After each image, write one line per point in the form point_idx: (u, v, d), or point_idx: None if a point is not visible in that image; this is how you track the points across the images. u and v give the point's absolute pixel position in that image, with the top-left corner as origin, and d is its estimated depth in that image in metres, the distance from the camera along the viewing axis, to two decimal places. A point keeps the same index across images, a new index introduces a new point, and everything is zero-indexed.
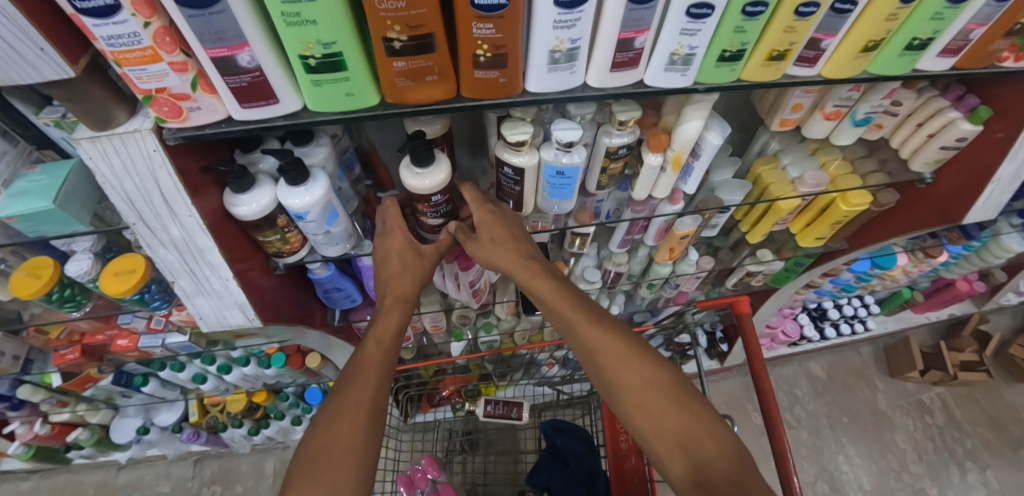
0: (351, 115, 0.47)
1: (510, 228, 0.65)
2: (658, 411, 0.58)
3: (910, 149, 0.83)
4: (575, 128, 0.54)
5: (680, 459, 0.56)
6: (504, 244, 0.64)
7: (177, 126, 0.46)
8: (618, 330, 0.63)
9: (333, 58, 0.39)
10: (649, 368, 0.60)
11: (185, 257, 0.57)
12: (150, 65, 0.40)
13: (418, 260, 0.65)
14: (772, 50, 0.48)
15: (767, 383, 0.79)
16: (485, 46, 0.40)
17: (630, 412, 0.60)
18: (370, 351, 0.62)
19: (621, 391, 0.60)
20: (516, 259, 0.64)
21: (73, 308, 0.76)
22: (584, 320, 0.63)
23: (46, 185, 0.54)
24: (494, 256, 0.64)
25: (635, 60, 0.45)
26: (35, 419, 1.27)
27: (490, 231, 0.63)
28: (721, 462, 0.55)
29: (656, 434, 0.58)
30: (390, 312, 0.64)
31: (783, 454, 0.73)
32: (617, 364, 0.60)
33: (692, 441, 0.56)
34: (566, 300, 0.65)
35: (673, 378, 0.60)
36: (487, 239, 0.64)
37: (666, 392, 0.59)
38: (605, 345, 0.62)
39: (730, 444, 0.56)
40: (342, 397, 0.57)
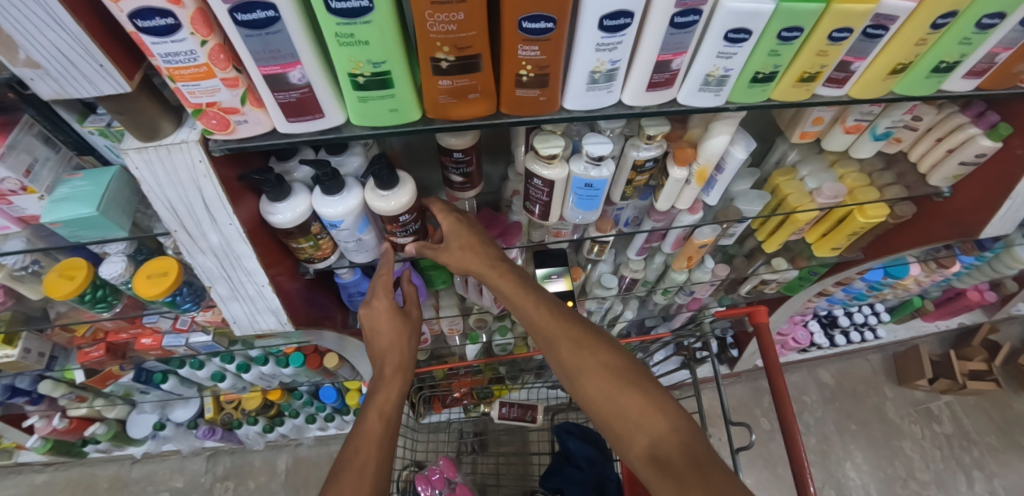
0: (391, 129, 0.48)
1: (477, 234, 0.67)
2: (613, 392, 0.57)
3: (928, 163, 0.83)
4: (606, 142, 0.55)
5: (636, 437, 0.55)
6: (472, 250, 0.66)
7: (222, 138, 0.47)
8: (575, 319, 0.63)
9: (381, 77, 0.40)
10: (604, 353, 0.60)
11: (222, 263, 0.58)
12: (203, 81, 0.41)
13: (406, 321, 0.70)
14: (804, 72, 0.49)
15: (784, 388, 0.80)
16: (528, 66, 0.41)
17: (586, 397, 0.59)
18: (372, 424, 0.61)
19: (579, 375, 0.60)
20: (483, 259, 0.65)
21: (104, 309, 0.77)
22: (545, 311, 0.63)
23: (90, 191, 0.56)
24: (464, 261, 0.66)
25: (670, 81, 0.46)
26: (54, 414, 1.29)
27: (458, 238, 0.66)
28: (675, 437, 0.53)
29: (612, 415, 0.57)
30: (392, 380, 0.65)
31: (800, 463, 0.74)
32: (573, 350, 0.61)
33: (646, 418, 0.55)
34: (529, 294, 0.65)
35: (627, 361, 0.60)
36: (457, 246, 0.65)
37: (621, 373, 0.58)
38: (562, 332, 0.62)
39: (684, 420, 0.55)
40: (347, 472, 0.56)
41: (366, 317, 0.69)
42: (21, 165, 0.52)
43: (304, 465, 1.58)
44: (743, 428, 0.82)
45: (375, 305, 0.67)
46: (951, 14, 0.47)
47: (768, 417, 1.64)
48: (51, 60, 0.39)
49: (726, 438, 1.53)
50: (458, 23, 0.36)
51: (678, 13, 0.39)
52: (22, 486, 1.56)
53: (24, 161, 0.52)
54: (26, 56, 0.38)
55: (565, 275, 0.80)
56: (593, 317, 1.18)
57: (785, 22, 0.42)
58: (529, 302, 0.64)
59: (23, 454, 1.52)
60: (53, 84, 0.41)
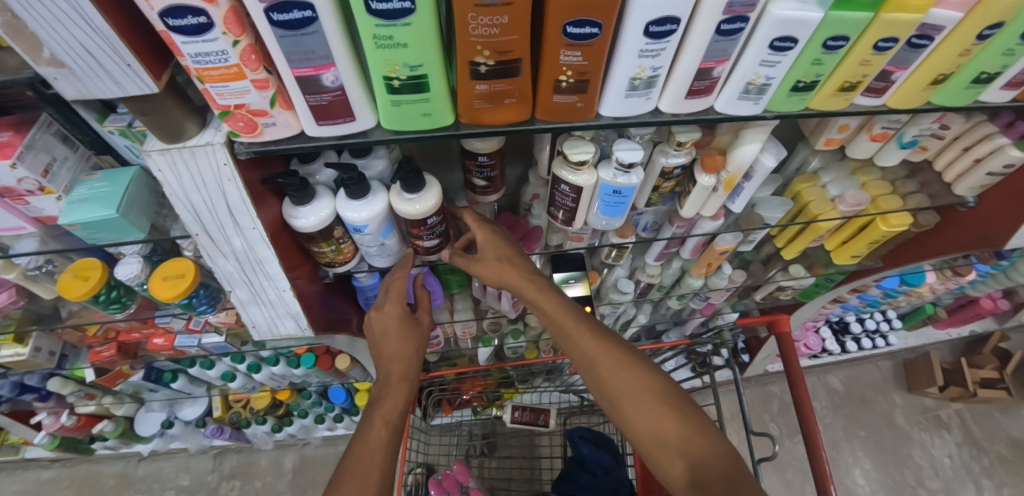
0: (421, 134, 0.47)
1: (512, 246, 0.66)
2: (653, 415, 0.57)
3: (954, 173, 0.82)
4: (636, 149, 0.54)
5: (675, 459, 0.55)
6: (510, 262, 0.64)
7: (248, 140, 0.46)
8: (613, 339, 0.62)
9: (417, 80, 0.39)
10: (644, 374, 0.59)
11: (243, 267, 0.58)
12: (233, 82, 0.39)
13: (416, 327, 0.67)
14: (845, 81, 0.47)
15: (805, 394, 0.79)
16: (568, 72, 0.40)
17: (625, 418, 0.58)
18: (376, 431, 0.59)
19: (618, 396, 0.59)
20: (520, 273, 0.64)
21: (118, 309, 0.76)
22: (583, 330, 0.62)
23: (109, 192, 0.55)
24: (501, 275, 0.64)
25: (709, 88, 0.45)
26: (62, 411, 1.28)
27: (495, 250, 0.65)
28: (716, 460, 0.53)
29: (652, 437, 0.56)
30: (397, 389, 0.62)
31: (823, 474, 0.72)
32: (613, 371, 0.59)
33: (687, 441, 0.55)
34: (567, 311, 0.62)
35: (666, 382, 0.59)
36: (493, 257, 0.64)
37: (662, 395, 0.58)
38: (601, 353, 0.60)
39: (723, 443, 0.55)
40: (349, 481, 0.54)
41: (376, 322, 0.66)
42: (39, 165, 0.51)
43: (311, 465, 1.57)
44: (764, 439, 0.81)
45: (385, 309, 0.66)
46: (998, 25, 0.45)
47: (777, 422, 1.63)
48: (77, 59, 0.38)
49: (736, 443, 1.52)
50: (501, 26, 0.35)
51: (725, 21, 0.38)
52: (28, 481, 1.56)
53: (42, 161, 0.51)
54: (51, 54, 0.37)
55: (583, 280, 0.79)
56: (606, 321, 1.17)
57: (832, 30, 0.41)
58: (568, 320, 0.62)
59: (29, 450, 1.51)
60: (77, 84, 0.40)
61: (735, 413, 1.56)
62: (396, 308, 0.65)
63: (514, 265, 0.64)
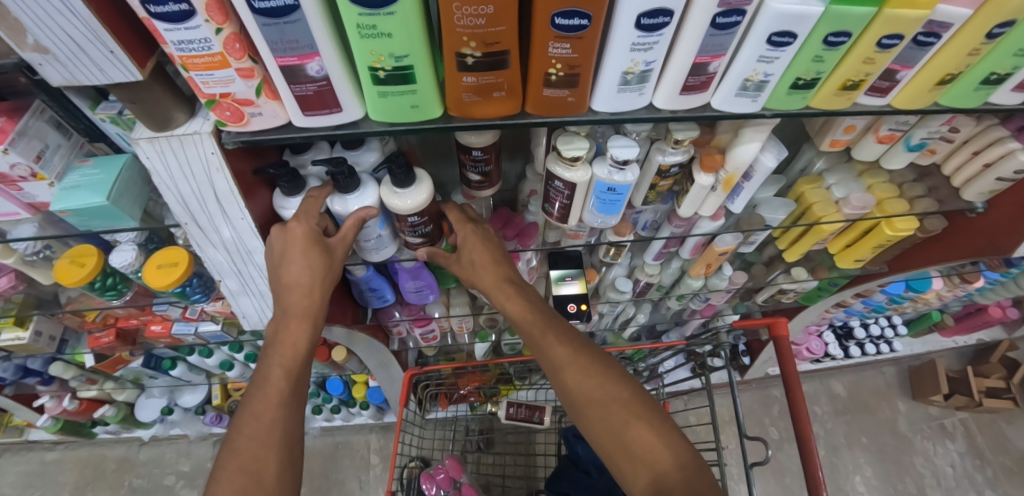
0: (409, 126, 0.46)
1: (492, 252, 0.66)
2: (619, 425, 0.56)
3: (963, 177, 0.79)
4: (632, 146, 0.53)
5: (641, 471, 0.53)
6: (484, 268, 0.65)
7: (236, 130, 0.46)
8: (584, 347, 0.61)
9: (403, 71, 0.38)
10: (613, 383, 0.59)
11: (233, 257, 0.58)
12: (217, 71, 0.39)
13: (326, 258, 0.55)
14: (847, 79, 0.46)
15: (799, 396, 0.78)
16: (559, 65, 0.39)
17: (591, 428, 0.58)
18: (274, 385, 0.54)
19: (585, 406, 0.58)
20: (495, 276, 0.65)
21: (114, 296, 0.77)
22: (552, 338, 0.61)
23: (101, 179, 0.55)
24: (474, 277, 0.66)
25: (705, 84, 0.44)
26: (65, 395, 1.31)
27: (471, 252, 0.65)
28: (680, 473, 0.52)
29: (617, 447, 0.55)
30: (297, 329, 0.56)
31: (815, 473, 0.72)
32: (582, 380, 0.59)
33: (653, 453, 0.54)
34: (537, 320, 0.63)
35: (636, 392, 0.58)
36: (468, 261, 0.66)
37: (629, 405, 0.57)
38: (571, 361, 0.60)
39: (690, 455, 0.54)
40: (246, 442, 0.50)
41: (277, 239, 0.54)
42: (31, 151, 0.51)
43: None
44: (758, 441, 0.81)
45: (290, 228, 0.53)
46: (1009, 23, 0.44)
47: (776, 426, 1.62)
48: (61, 45, 0.38)
49: (733, 447, 1.51)
50: (487, 17, 0.34)
51: (720, 14, 0.36)
52: (32, 463, 1.59)
53: (35, 147, 0.51)
54: (34, 40, 0.37)
55: (580, 278, 0.78)
56: (604, 320, 1.16)
57: (833, 26, 0.39)
58: (538, 329, 0.62)
59: (33, 432, 1.54)
60: (62, 70, 0.40)
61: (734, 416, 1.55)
62: (305, 227, 0.53)
63: (491, 270, 0.65)
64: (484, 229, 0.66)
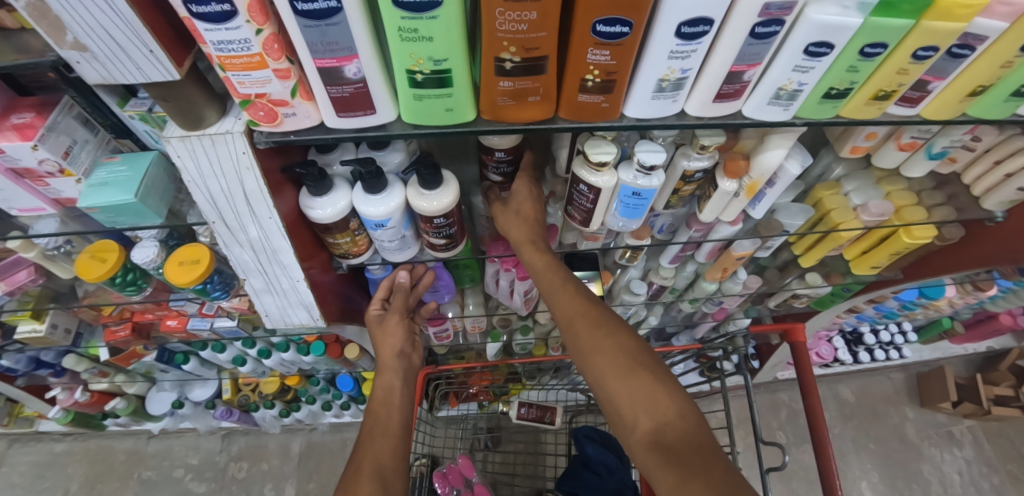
0: (441, 129, 0.46)
1: (538, 207, 0.64)
2: (623, 373, 0.54)
3: (984, 186, 0.79)
4: (659, 151, 0.53)
5: (641, 421, 0.52)
6: (525, 220, 0.63)
7: (268, 130, 0.46)
8: (595, 302, 0.61)
9: (441, 75, 0.39)
10: (620, 333, 0.57)
11: (258, 255, 0.58)
12: (254, 71, 0.39)
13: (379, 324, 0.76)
14: (879, 90, 0.45)
15: (816, 400, 0.78)
16: (596, 71, 0.39)
17: (595, 375, 0.56)
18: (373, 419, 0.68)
19: (591, 353, 0.57)
20: (528, 230, 0.63)
21: (133, 292, 0.78)
22: (565, 289, 0.62)
23: (128, 176, 0.55)
24: (510, 226, 0.64)
25: (738, 92, 0.44)
26: (76, 387, 1.32)
27: (519, 201, 0.63)
28: (681, 423, 0.51)
29: (619, 397, 0.54)
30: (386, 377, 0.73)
31: (829, 469, 0.73)
32: (589, 328, 0.58)
33: (655, 404, 0.52)
34: (554, 272, 0.63)
35: (642, 345, 0.57)
36: (512, 210, 0.64)
37: (635, 356, 0.56)
38: (577, 309, 0.60)
39: (692, 407, 0.52)
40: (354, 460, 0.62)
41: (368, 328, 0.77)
42: (60, 147, 0.51)
43: (317, 450, 1.62)
44: (776, 446, 0.81)
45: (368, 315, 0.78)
46: None
47: (784, 430, 1.62)
48: (100, 43, 0.38)
49: (741, 450, 1.51)
50: (529, 22, 0.34)
51: (760, 23, 0.36)
52: (42, 453, 1.60)
53: (63, 143, 0.51)
54: (74, 38, 0.37)
55: (597, 280, 0.78)
56: None
57: (871, 37, 0.39)
58: (553, 279, 0.63)
59: (44, 423, 1.56)
60: (100, 68, 0.40)
61: (741, 420, 1.55)
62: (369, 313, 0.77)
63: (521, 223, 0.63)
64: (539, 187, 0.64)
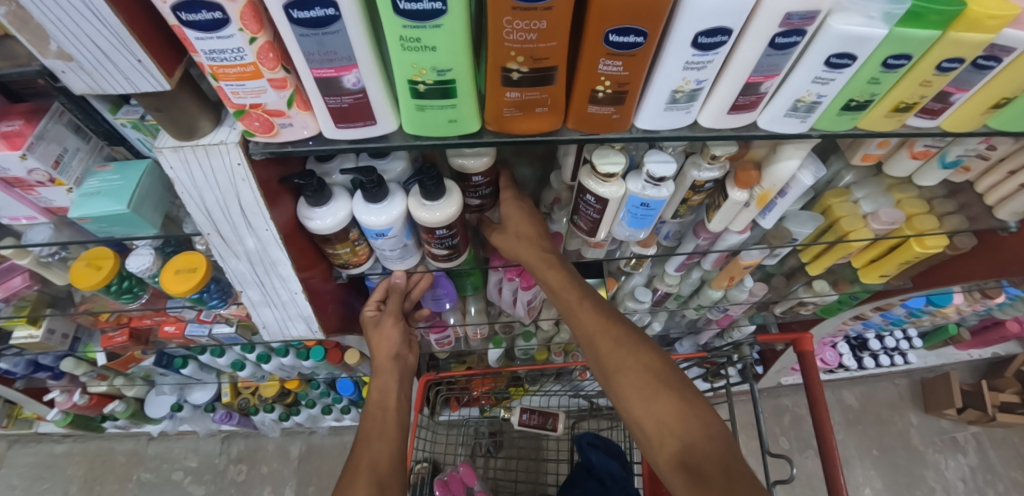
0: (444, 140, 0.45)
1: (536, 225, 0.65)
2: (648, 394, 0.54)
3: (998, 195, 0.77)
4: (669, 161, 0.52)
5: (668, 441, 0.51)
6: (529, 240, 0.64)
7: (264, 140, 0.45)
8: (616, 319, 0.61)
9: (444, 85, 0.37)
10: (643, 353, 0.57)
11: (255, 267, 0.57)
12: (249, 81, 0.38)
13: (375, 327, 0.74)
14: (901, 101, 0.44)
15: (824, 409, 0.77)
16: (607, 82, 0.37)
17: (620, 396, 0.56)
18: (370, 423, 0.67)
19: (615, 373, 0.57)
20: (534, 248, 0.63)
21: (130, 299, 0.77)
22: (586, 307, 0.61)
23: (121, 186, 0.54)
24: (518, 250, 0.64)
25: (754, 104, 0.42)
26: (74, 390, 1.31)
27: (516, 225, 0.64)
28: (710, 443, 0.49)
29: (645, 417, 0.53)
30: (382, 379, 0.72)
31: (837, 481, 0.71)
32: (610, 347, 0.58)
33: (681, 424, 0.51)
34: (573, 289, 0.62)
35: (665, 364, 0.56)
36: (512, 233, 0.64)
37: (658, 375, 0.55)
38: (598, 327, 0.60)
39: (721, 427, 0.51)
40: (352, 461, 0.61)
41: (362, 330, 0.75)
42: (50, 156, 0.50)
43: (317, 453, 1.61)
44: (784, 458, 0.77)
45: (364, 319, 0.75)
46: None
47: (787, 436, 1.61)
48: (86, 53, 0.36)
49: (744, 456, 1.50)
50: (539, 32, 0.32)
51: (780, 34, 0.35)
52: (41, 455, 1.60)
53: (54, 151, 0.50)
54: (58, 47, 0.36)
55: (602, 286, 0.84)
56: None
57: (894, 48, 0.37)
58: (573, 296, 0.62)
59: (43, 425, 1.55)
60: (87, 77, 0.39)
61: (744, 426, 1.54)
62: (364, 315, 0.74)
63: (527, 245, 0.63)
64: (527, 202, 0.66)
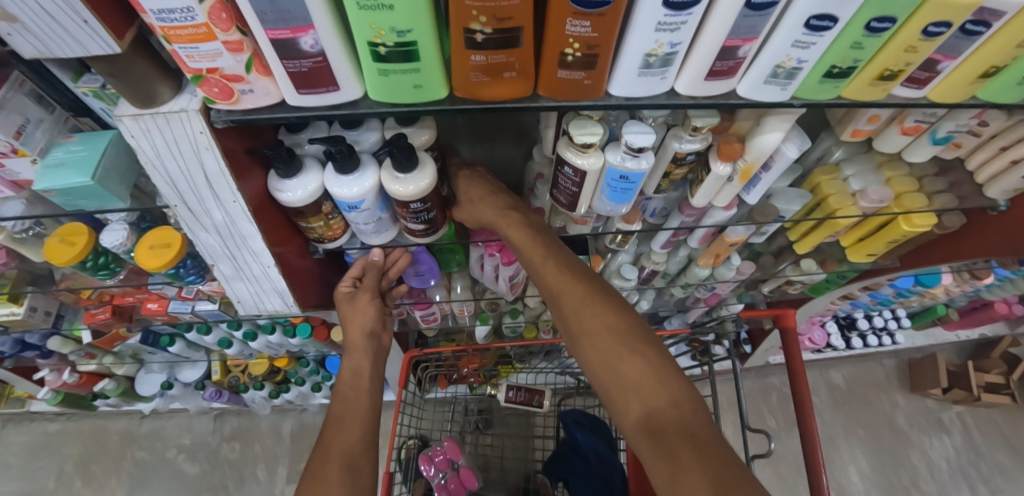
0: (412, 107, 0.43)
1: (487, 185, 0.66)
2: (613, 357, 0.53)
3: (988, 173, 0.76)
4: (648, 132, 0.50)
5: (633, 405, 0.51)
6: (481, 201, 0.64)
7: (226, 108, 0.43)
8: (584, 277, 0.59)
9: (406, 48, 0.35)
10: (608, 313, 0.56)
11: (225, 241, 0.56)
12: (202, 44, 0.36)
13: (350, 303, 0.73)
14: (885, 69, 0.42)
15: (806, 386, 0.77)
16: (576, 45, 0.36)
17: (587, 359, 0.55)
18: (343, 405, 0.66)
19: (581, 335, 0.56)
20: (490, 209, 0.64)
21: (106, 275, 0.76)
22: (552, 267, 0.60)
23: (85, 158, 0.52)
24: (473, 213, 0.65)
25: (732, 70, 0.40)
26: (64, 368, 1.32)
27: (466, 189, 0.65)
28: (675, 409, 0.49)
29: (610, 379, 0.53)
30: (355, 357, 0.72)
31: (816, 462, 0.71)
32: (575, 307, 0.57)
33: (646, 388, 0.51)
34: (538, 249, 0.61)
35: (632, 323, 0.55)
36: (467, 199, 0.65)
37: (624, 336, 0.54)
38: (566, 287, 0.58)
39: (686, 390, 0.51)
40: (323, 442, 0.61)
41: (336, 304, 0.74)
42: (10, 127, 0.48)
43: (308, 431, 1.63)
44: (763, 432, 0.77)
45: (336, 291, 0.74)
46: None
47: (774, 415, 1.63)
48: (29, 13, 0.35)
49: (730, 434, 1.53)
50: None
51: None
52: (37, 433, 1.61)
53: (13, 122, 0.48)
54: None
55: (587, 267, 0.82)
56: None
57: (876, 11, 0.36)
58: (537, 254, 0.61)
59: (35, 403, 1.56)
60: (34, 40, 0.37)
61: (730, 404, 1.56)
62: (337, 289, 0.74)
63: (494, 210, 0.64)
64: (475, 171, 0.68)
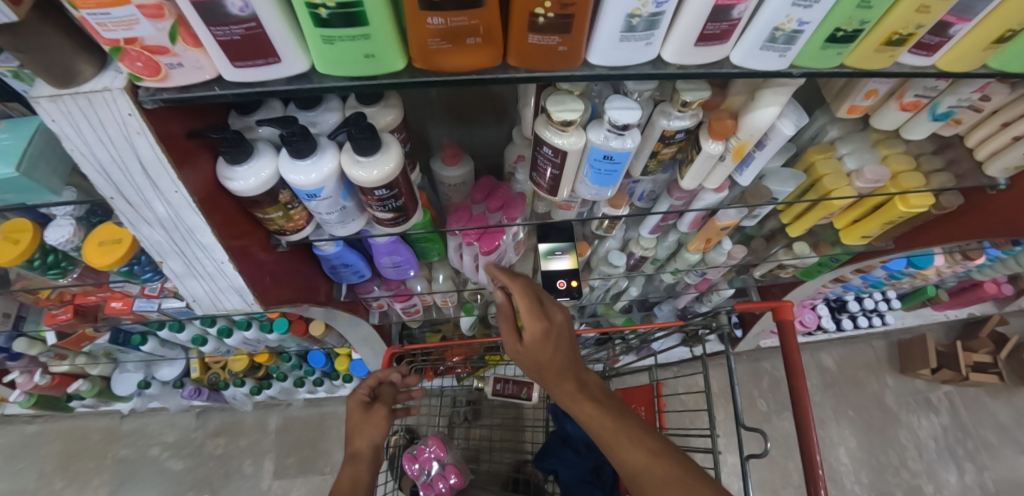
0: (368, 81, 0.38)
1: (559, 346, 0.65)
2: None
3: (988, 150, 0.73)
4: (633, 108, 0.46)
5: None
6: (550, 363, 0.65)
7: (155, 86, 0.38)
8: (628, 419, 0.62)
9: (350, 10, 0.30)
10: (627, 424, 0.61)
11: (172, 236, 0.50)
12: (114, 9, 0.31)
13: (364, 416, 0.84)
14: (894, 33, 0.38)
15: (805, 391, 0.74)
16: (547, 4, 0.31)
17: None
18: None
19: (638, 479, 0.57)
20: (554, 369, 0.65)
21: (58, 275, 0.71)
22: (598, 411, 0.63)
23: (9, 146, 0.46)
24: (538, 365, 0.66)
25: (726, 33, 0.36)
26: (35, 369, 1.26)
27: (537, 351, 0.64)
28: None
29: None
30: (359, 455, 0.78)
31: (811, 451, 0.70)
32: (626, 450, 0.59)
33: None
34: (585, 396, 0.64)
35: (683, 460, 0.57)
36: (534, 355, 0.65)
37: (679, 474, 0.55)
38: (614, 433, 0.61)
39: None
40: None
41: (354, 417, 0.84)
42: None
43: (295, 426, 1.60)
44: (757, 430, 0.74)
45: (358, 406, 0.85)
46: None
47: (765, 398, 1.63)
48: None
49: (721, 418, 1.53)
50: None
51: None
52: (13, 436, 1.56)
53: None
54: None
55: (571, 252, 0.75)
56: (596, 292, 1.12)
57: None
58: (585, 401, 0.64)
59: (9, 406, 1.51)
60: None
61: (721, 389, 1.55)
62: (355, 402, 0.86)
63: (527, 322, 0.63)
64: (551, 320, 0.64)
